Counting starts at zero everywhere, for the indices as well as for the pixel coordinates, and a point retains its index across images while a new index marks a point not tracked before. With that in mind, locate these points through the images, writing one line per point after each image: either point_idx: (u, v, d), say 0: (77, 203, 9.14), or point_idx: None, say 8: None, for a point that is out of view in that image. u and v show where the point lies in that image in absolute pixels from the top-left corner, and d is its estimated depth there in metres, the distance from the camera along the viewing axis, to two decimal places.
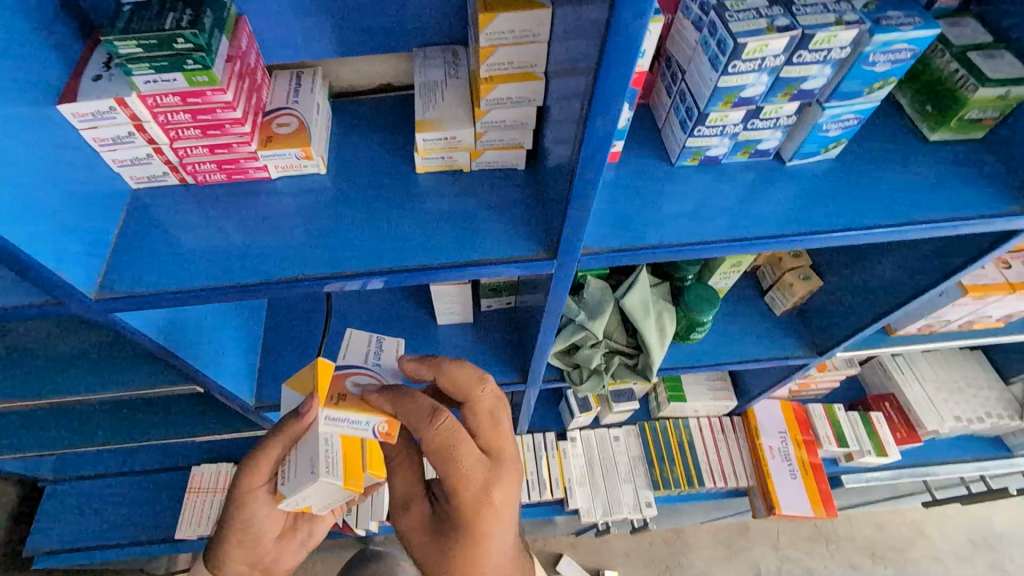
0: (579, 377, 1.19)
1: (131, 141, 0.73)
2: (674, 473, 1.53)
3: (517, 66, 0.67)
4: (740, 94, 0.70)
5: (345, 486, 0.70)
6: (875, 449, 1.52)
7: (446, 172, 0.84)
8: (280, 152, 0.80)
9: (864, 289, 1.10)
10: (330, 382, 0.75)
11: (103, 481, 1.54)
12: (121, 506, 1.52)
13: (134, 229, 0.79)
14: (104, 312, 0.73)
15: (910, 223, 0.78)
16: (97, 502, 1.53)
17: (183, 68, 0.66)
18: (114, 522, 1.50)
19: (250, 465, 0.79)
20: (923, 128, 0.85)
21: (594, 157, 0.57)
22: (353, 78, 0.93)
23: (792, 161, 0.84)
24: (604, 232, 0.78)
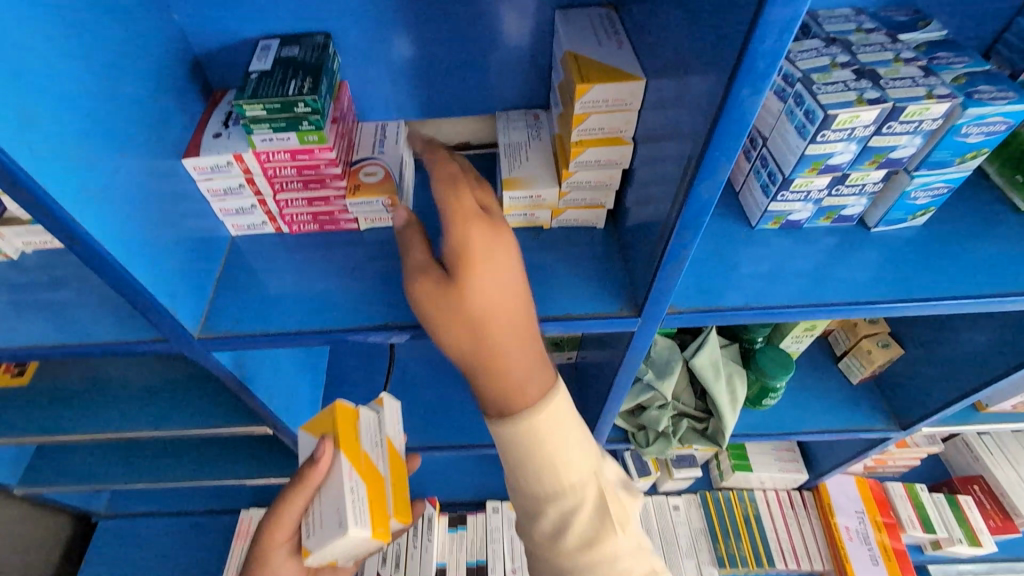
0: (645, 439, 1.16)
1: (240, 192, 0.79)
2: (741, 551, 1.43)
3: (607, 132, 0.70)
4: (827, 161, 0.70)
5: (372, 535, 0.69)
6: (967, 538, 1.39)
7: (529, 229, 0.86)
8: (368, 201, 0.81)
9: (952, 360, 1.03)
10: (347, 426, 0.74)
11: (158, 519, 1.56)
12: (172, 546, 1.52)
13: (233, 272, 0.84)
14: (203, 349, 0.77)
15: (1010, 292, 0.75)
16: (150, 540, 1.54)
17: (298, 129, 0.71)
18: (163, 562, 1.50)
19: (275, 515, 0.75)
20: (1016, 200, 0.82)
21: (694, 219, 0.58)
22: (435, 137, 0.99)
23: (877, 228, 0.82)
24: (686, 292, 0.78)
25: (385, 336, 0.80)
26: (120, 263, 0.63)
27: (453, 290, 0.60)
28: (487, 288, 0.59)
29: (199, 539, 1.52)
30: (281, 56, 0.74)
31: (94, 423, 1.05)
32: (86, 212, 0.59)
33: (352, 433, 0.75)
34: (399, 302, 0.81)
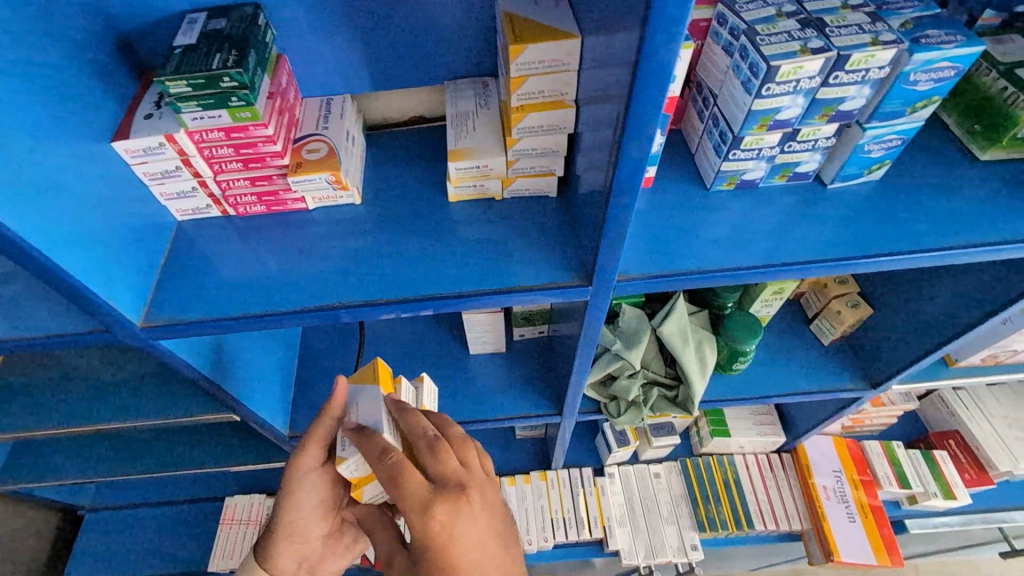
0: (617, 409, 1.16)
1: (178, 175, 0.76)
2: (721, 514, 1.44)
3: (548, 95, 0.69)
4: (775, 117, 0.69)
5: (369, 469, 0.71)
6: (942, 492, 1.41)
7: (479, 201, 0.85)
8: (311, 178, 0.78)
9: (919, 317, 1.03)
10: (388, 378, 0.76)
11: (143, 510, 1.56)
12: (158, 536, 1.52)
13: (179, 258, 0.82)
14: (149, 338, 0.76)
15: (966, 245, 0.73)
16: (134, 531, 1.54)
17: (228, 105, 0.68)
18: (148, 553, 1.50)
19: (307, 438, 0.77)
20: (973, 148, 0.81)
21: (630, 177, 0.58)
22: (387, 111, 0.96)
23: (833, 184, 0.81)
24: (639, 258, 0.77)
25: (337, 316, 0.79)
26: (46, 253, 0.61)
27: (417, 487, 0.63)
28: (455, 528, 0.63)
29: (186, 528, 1.53)
30: (207, 29, 0.71)
31: (58, 416, 1.03)
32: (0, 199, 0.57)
33: (387, 388, 0.75)
34: (350, 282, 0.79)
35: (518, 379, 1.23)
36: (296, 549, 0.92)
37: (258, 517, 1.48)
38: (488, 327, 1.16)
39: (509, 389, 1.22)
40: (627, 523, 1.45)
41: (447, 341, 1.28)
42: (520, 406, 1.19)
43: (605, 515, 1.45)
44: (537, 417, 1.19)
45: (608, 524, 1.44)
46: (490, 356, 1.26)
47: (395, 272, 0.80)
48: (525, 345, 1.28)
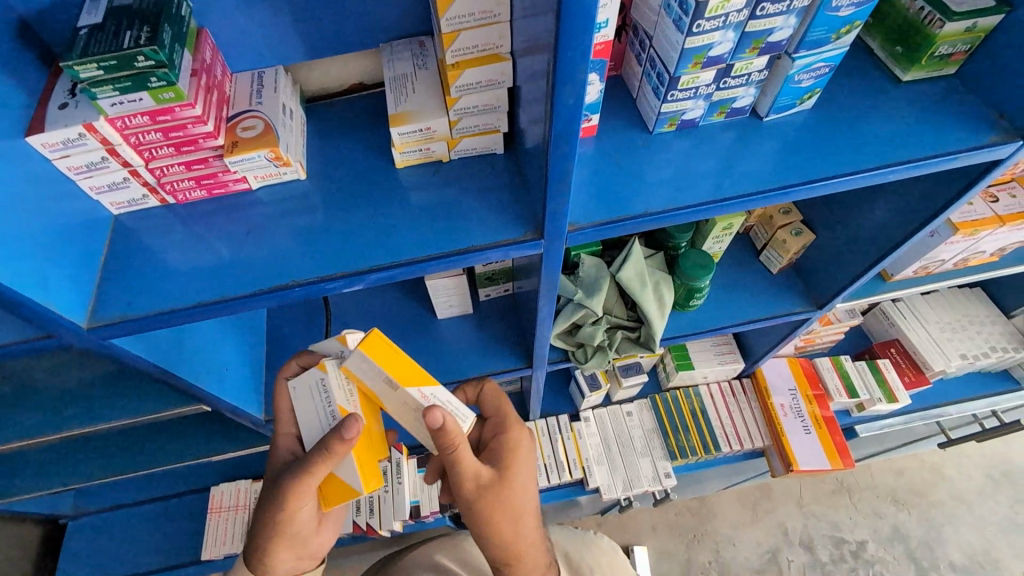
0: (584, 356, 1.20)
1: (106, 166, 0.72)
2: (690, 442, 1.54)
3: (482, 49, 0.69)
4: (708, 54, 0.70)
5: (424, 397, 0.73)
6: (885, 396, 1.53)
7: (426, 165, 0.84)
8: (249, 156, 0.76)
9: (854, 238, 1.09)
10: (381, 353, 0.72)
11: (127, 510, 1.55)
12: (147, 533, 1.52)
13: (119, 253, 0.79)
14: (99, 339, 0.74)
15: (891, 164, 0.78)
16: (122, 532, 1.53)
17: (148, 87, 0.65)
18: (140, 550, 1.50)
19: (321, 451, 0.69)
20: (896, 71, 0.84)
21: (567, 125, 0.60)
22: (324, 81, 0.91)
23: (769, 116, 0.83)
24: (589, 207, 0.78)
25: (294, 295, 0.78)
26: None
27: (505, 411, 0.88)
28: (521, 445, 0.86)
29: (175, 522, 1.53)
30: (114, 4, 0.66)
31: (20, 429, 0.99)
32: None
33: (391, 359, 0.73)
34: (304, 260, 0.78)
35: (488, 338, 1.26)
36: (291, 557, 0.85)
37: (245, 502, 1.49)
38: (454, 291, 1.17)
39: (480, 349, 1.24)
40: (605, 461, 1.53)
41: (414, 310, 1.28)
42: (492, 364, 1.22)
43: (583, 457, 1.53)
44: (509, 371, 1.22)
45: (587, 465, 1.52)
46: (459, 319, 1.27)
47: (348, 245, 0.79)
48: (491, 304, 1.30)
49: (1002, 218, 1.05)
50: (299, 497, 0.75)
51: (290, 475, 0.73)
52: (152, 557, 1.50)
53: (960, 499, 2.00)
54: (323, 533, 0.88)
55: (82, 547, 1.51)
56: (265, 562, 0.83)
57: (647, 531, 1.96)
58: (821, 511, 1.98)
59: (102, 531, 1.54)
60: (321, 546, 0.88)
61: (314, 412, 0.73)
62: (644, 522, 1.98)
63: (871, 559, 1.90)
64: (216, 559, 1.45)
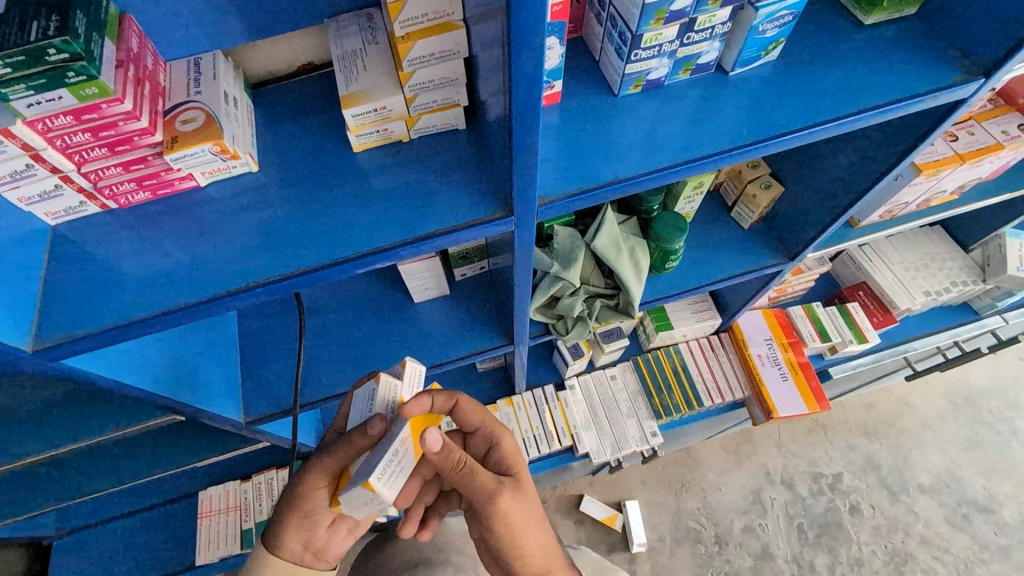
0: (565, 327, 1.20)
1: (33, 174, 0.66)
2: (673, 399, 1.57)
3: (432, 18, 0.64)
4: (670, 8, 0.66)
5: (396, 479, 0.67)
6: (856, 337, 1.58)
7: (386, 146, 0.80)
8: (191, 152, 0.70)
9: (822, 187, 1.09)
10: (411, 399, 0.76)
11: (110, 524, 1.50)
12: (134, 545, 1.49)
13: (63, 267, 0.73)
14: (50, 361, 0.69)
15: (859, 111, 0.77)
16: (108, 547, 1.49)
17: (67, 83, 0.59)
18: (129, 563, 1.47)
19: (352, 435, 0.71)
20: (857, 14, 0.83)
21: (528, 94, 0.57)
22: (270, 63, 0.85)
23: (735, 71, 0.81)
24: (558, 178, 0.76)
25: (258, 296, 0.74)
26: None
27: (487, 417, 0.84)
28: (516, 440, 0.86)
29: (164, 530, 1.50)
30: None
31: None
32: None
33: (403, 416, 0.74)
34: (264, 257, 0.74)
35: (467, 317, 1.24)
36: (300, 546, 0.84)
37: (235, 503, 1.47)
38: (428, 273, 1.14)
39: (460, 329, 1.22)
40: (592, 426, 1.55)
41: (388, 295, 1.25)
42: (473, 344, 1.21)
43: (570, 424, 1.54)
44: (492, 349, 1.21)
45: (575, 432, 1.53)
46: (436, 301, 1.25)
47: (310, 238, 0.75)
48: (467, 283, 1.27)
49: (962, 156, 1.06)
50: (319, 475, 0.76)
51: (320, 452, 0.75)
52: (144, 568, 1.46)
53: (926, 425, 2.11)
54: (332, 535, 0.84)
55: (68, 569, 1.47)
56: (276, 540, 0.83)
57: (637, 486, 2.02)
58: (799, 449, 2.07)
59: (86, 549, 1.49)
60: (329, 545, 0.85)
61: (359, 412, 0.75)
62: (633, 478, 2.03)
63: (847, 489, 2.01)
64: (212, 563, 1.43)
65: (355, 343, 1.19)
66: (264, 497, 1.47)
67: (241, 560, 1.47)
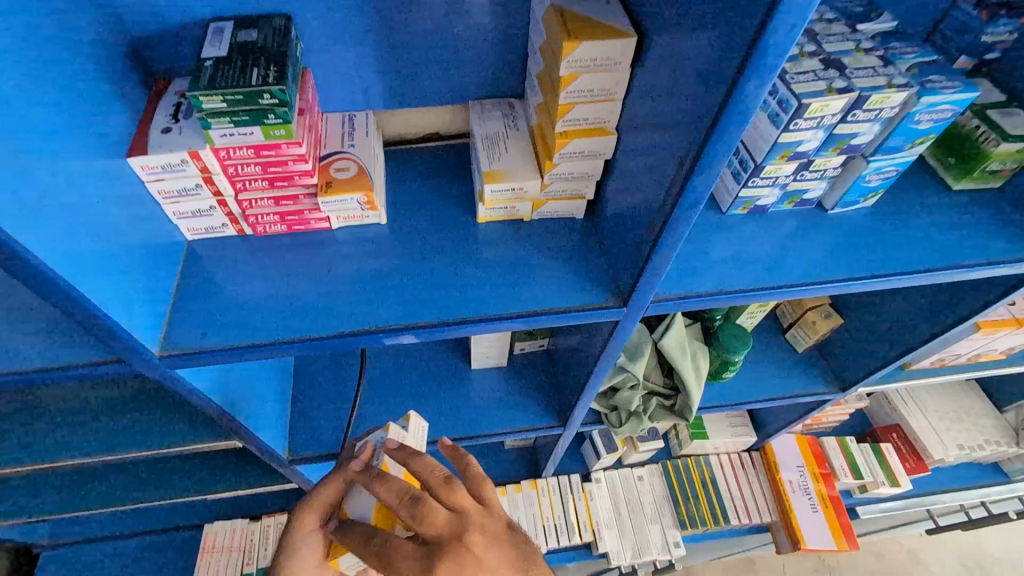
0: (618, 420, 1.20)
1: (197, 193, 0.72)
2: (700, 511, 1.54)
3: (590, 122, 0.70)
4: (796, 148, 0.73)
5: None
6: (888, 479, 1.56)
7: (506, 222, 0.86)
8: (341, 198, 0.76)
9: (883, 327, 1.14)
10: None
11: (112, 541, 1.47)
12: (129, 567, 1.45)
13: (194, 278, 0.78)
14: (166, 369, 0.71)
15: (946, 267, 0.83)
16: (101, 564, 1.45)
17: (263, 122, 0.65)
18: None
19: None
20: (946, 177, 0.91)
21: (686, 211, 0.61)
22: (402, 128, 0.94)
23: (834, 210, 0.88)
24: (666, 279, 0.81)
25: (370, 341, 0.77)
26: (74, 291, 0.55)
27: (463, 501, 0.67)
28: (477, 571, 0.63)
29: (162, 554, 1.46)
30: (238, 41, 0.68)
31: (33, 449, 0.93)
32: (27, 223, 0.51)
33: None
34: (382, 305, 0.78)
35: (519, 391, 1.25)
36: None
37: (240, 542, 1.43)
38: (493, 344, 1.17)
39: (510, 403, 1.23)
40: (615, 525, 1.50)
41: (445, 355, 1.27)
42: (519, 420, 1.21)
43: (594, 520, 1.49)
44: (539, 430, 1.21)
45: (597, 528, 1.49)
46: (491, 371, 1.26)
47: (427, 297, 0.79)
48: (523, 359, 1.29)
49: (1020, 321, 1.12)
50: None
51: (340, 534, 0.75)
52: None
53: None
54: None
55: None
56: None
57: None
58: None
59: (81, 562, 1.45)
60: None
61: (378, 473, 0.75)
62: None
63: None
64: None
65: (409, 398, 1.21)
66: (271, 541, 1.43)
67: None
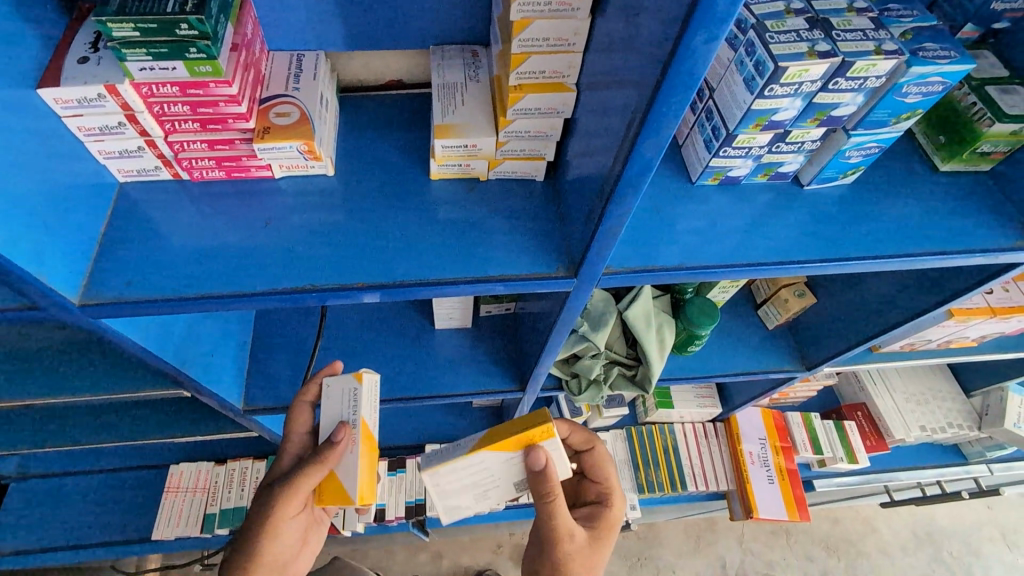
0: (578, 387, 1.19)
1: (122, 132, 0.66)
2: (659, 476, 1.58)
3: (548, 76, 0.65)
4: (771, 117, 0.68)
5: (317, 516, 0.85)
6: (847, 456, 1.58)
7: (463, 180, 0.81)
8: (279, 146, 0.71)
9: (854, 309, 1.12)
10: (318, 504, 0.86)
11: (77, 477, 1.49)
12: (95, 502, 1.47)
13: (125, 224, 0.73)
14: (89, 319, 0.68)
15: (918, 254, 0.79)
16: (68, 498, 1.47)
17: (185, 57, 0.59)
18: (88, 518, 1.46)
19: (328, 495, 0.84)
20: (934, 158, 0.85)
21: (635, 178, 0.56)
22: (361, 72, 0.88)
23: (810, 185, 0.83)
24: (624, 251, 0.77)
25: (308, 300, 0.73)
26: None
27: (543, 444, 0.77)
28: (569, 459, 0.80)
29: (128, 492, 1.48)
30: None
31: None
32: None
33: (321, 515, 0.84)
34: (322, 262, 0.74)
35: (482, 353, 1.23)
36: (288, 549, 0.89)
37: (205, 484, 1.45)
38: (456, 305, 1.15)
39: (474, 364, 1.21)
40: None
41: (410, 312, 1.25)
42: (481, 382, 1.20)
43: None
44: (499, 392, 1.20)
45: None
46: (456, 331, 1.24)
47: (372, 256, 0.75)
48: (489, 321, 1.27)
49: (994, 310, 1.09)
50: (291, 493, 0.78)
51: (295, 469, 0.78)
52: (101, 529, 1.45)
53: (887, 553, 2.07)
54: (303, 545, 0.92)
55: (21, 511, 1.45)
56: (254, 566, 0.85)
57: None
58: (759, 548, 2.04)
59: (48, 494, 1.47)
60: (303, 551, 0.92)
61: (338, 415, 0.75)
62: None
63: None
64: (166, 539, 1.40)
65: (370, 355, 1.19)
66: (235, 485, 1.45)
67: (196, 543, 1.44)
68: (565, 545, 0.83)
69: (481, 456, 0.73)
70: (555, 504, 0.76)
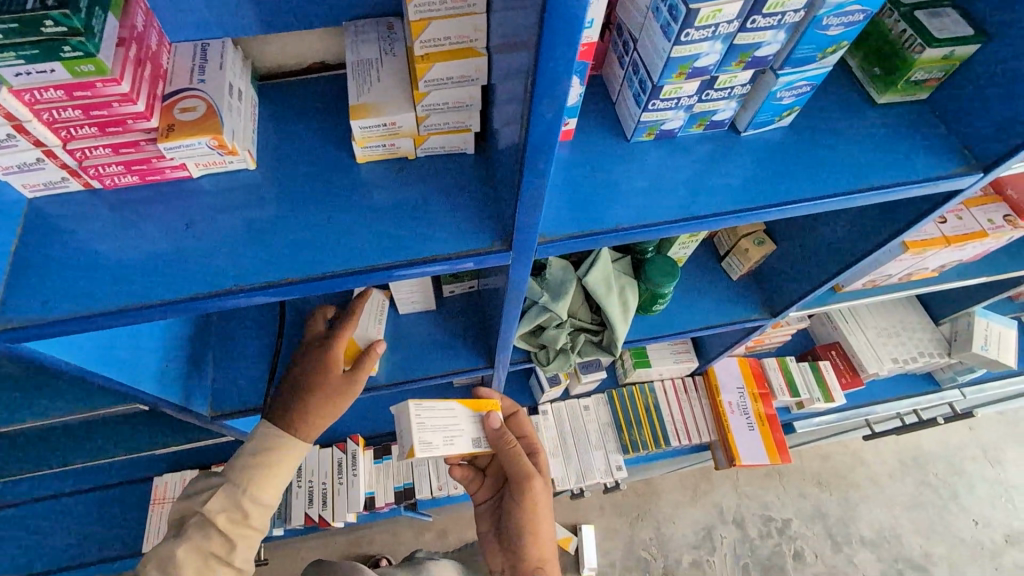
0: (547, 358, 1.19)
1: (15, 145, 0.62)
2: (642, 435, 1.59)
3: (455, 41, 0.62)
4: (693, 64, 0.66)
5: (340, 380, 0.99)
6: (824, 396, 1.61)
7: (391, 161, 0.78)
8: (187, 143, 0.67)
9: (814, 251, 1.11)
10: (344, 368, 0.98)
11: (61, 499, 1.47)
12: (84, 521, 1.46)
13: (37, 242, 0.70)
14: (8, 344, 0.65)
15: (859, 190, 0.78)
16: (55, 521, 1.46)
17: (60, 57, 0.55)
18: (79, 538, 1.45)
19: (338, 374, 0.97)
20: (870, 90, 0.83)
21: (544, 139, 0.54)
22: (279, 58, 0.83)
23: (747, 132, 0.81)
24: (561, 218, 0.75)
25: (241, 300, 0.71)
26: None
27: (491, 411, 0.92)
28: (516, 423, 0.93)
29: (116, 508, 1.47)
30: None
31: None
32: None
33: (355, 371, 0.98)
34: (249, 260, 0.71)
35: (450, 334, 1.22)
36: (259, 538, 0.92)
37: None
38: (415, 288, 1.13)
39: (443, 346, 1.20)
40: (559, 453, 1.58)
41: None
42: (450, 363, 1.19)
43: None
44: (468, 371, 1.19)
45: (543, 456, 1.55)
46: (421, 315, 1.23)
47: (301, 248, 0.72)
48: (454, 301, 1.25)
49: (949, 239, 1.09)
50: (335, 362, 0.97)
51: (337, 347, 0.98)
52: (92, 548, 1.44)
53: (876, 482, 2.13)
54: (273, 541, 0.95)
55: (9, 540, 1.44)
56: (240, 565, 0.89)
57: (595, 511, 2.01)
58: (753, 492, 2.09)
59: (34, 521, 1.46)
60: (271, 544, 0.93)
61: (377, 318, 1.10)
62: (592, 503, 2.02)
63: (793, 535, 2.03)
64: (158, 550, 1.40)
65: None
66: None
67: None
68: (535, 480, 0.91)
69: (453, 404, 0.88)
70: (516, 450, 0.90)
